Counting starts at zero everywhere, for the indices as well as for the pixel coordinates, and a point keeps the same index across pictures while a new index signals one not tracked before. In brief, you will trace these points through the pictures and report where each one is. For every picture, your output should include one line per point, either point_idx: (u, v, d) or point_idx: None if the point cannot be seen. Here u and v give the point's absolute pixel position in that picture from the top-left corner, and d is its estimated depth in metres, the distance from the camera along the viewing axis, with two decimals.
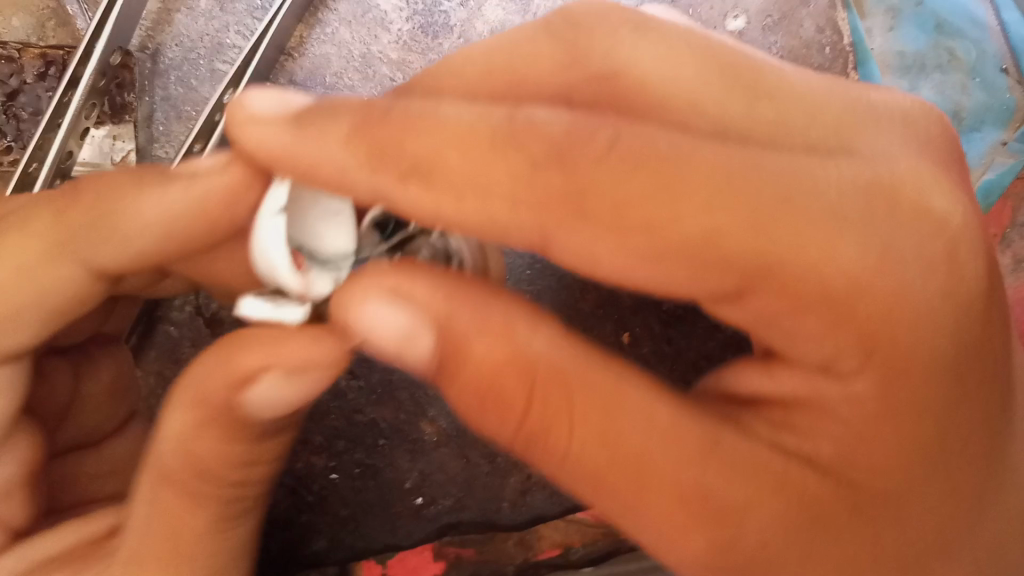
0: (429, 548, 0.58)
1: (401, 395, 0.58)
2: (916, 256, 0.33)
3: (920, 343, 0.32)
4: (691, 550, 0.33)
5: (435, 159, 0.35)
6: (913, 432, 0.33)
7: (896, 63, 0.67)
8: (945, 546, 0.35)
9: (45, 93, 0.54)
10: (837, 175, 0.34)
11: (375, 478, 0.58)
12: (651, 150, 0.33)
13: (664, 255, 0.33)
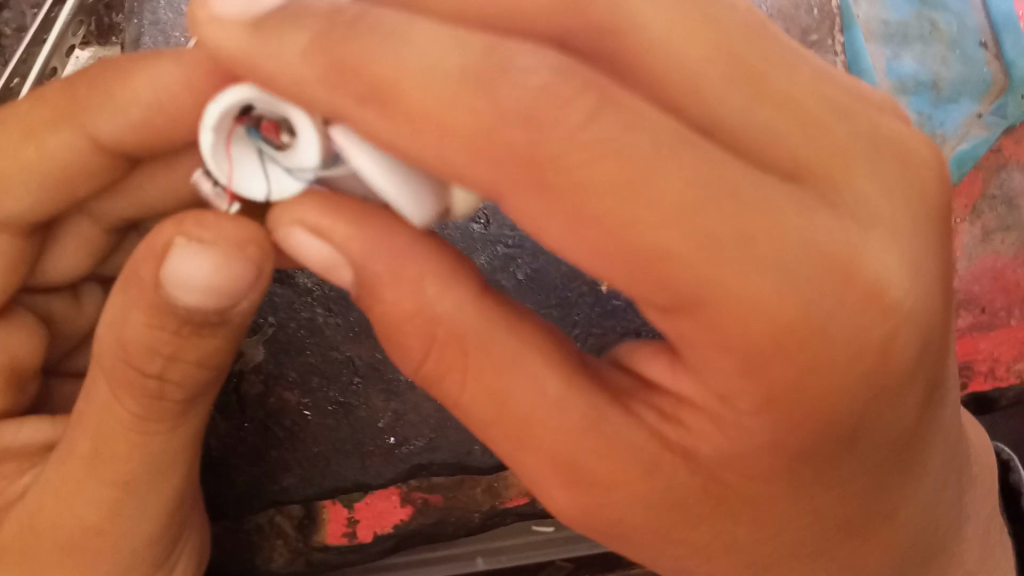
0: (397, 495, 0.63)
1: (377, 335, 0.59)
2: (848, 329, 0.28)
3: (831, 397, 0.29)
4: (559, 507, 0.33)
5: (393, 88, 0.28)
6: (797, 464, 0.31)
7: (880, 31, 0.66)
8: (811, 553, 0.35)
9: (29, 10, 0.53)
10: (817, 210, 0.29)
11: (347, 417, 0.59)
12: (621, 136, 0.27)
13: (614, 250, 0.27)
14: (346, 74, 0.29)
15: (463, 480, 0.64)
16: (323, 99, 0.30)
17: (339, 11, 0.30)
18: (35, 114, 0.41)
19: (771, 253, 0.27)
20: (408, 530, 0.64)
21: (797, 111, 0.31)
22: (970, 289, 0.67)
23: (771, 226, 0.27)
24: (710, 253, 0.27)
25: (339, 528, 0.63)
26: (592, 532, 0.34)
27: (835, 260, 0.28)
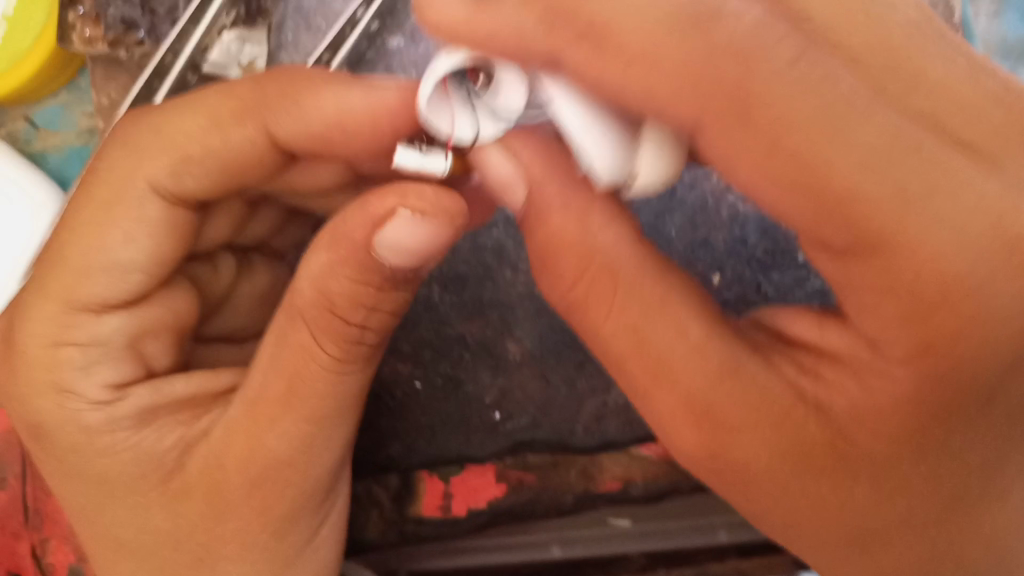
0: (492, 472, 0.61)
1: (490, 313, 0.63)
2: (1017, 291, 0.31)
3: (983, 350, 0.32)
4: (684, 445, 0.36)
5: (609, 24, 0.33)
6: (929, 420, 0.33)
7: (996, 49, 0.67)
8: (919, 529, 0.36)
9: None
10: (984, 175, 0.33)
11: (456, 390, 0.62)
12: (813, 91, 0.32)
13: (799, 184, 0.32)
14: (568, 11, 0.34)
15: (559, 462, 0.61)
16: (542, 42, 0.34)
17: None
18: (213, 105, 0.44)
19: (937, 206, 0.31)
20: (501, 510, 0.60)
21: (950, 103, 0.35)
22: None
23: (941, 185, 0.31)
24: (893, 204, 0.31)
25: (434, 501, 0.61)
26: (714, 479, 0.37)
27: (998, 221, 0.31)
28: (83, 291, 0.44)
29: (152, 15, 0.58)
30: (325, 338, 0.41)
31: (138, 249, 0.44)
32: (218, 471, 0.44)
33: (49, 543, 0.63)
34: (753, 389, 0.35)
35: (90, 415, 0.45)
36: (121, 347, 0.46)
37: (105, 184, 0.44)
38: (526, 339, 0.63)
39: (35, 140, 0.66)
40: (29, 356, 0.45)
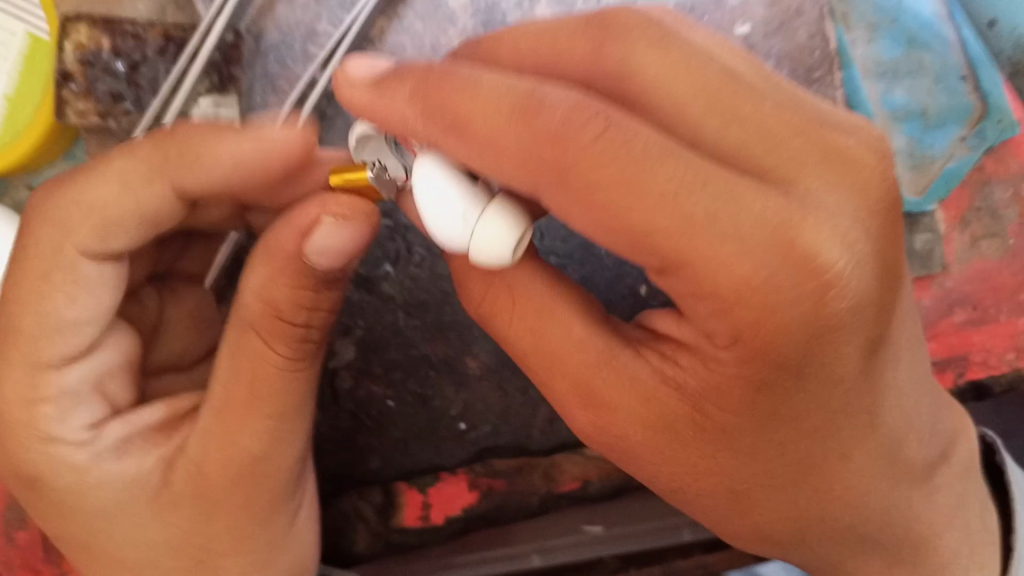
0: (465, 481, 0.71)
1: (450, 334, 0.69)
2: (793, 286, 0.38)
3: (779, 335, 0.39)
4: (576, 416, 0.46)
5: (465, 118, 0.41)
6: (756, 393, 0.42)
7: (873, 72, 0.68)
8: (771, 468, 0.45)
9: (163, 68, 0.66)
10: (770, 194, 0.39)
11: (424, 406, 0.69)
12: (628, 148, 0.38)
13: (617, 230, 0.38)
14: (437, 108, 0.41)
15: (523, 466, 0.71)
16: (420, 130, 0.42)
17: (430, 70, 0.43)
18: (133, 168, 0.48)
19: (730, 228, 0.38)
20: (475, 513, 0.71)
21: (763, 130, 0.42)
22: (962, 290, 0.69)
23: (732, 211, 0.38)
24: (678, 232, 0.37)
25: (415, 512, 0.70)
26: (608, 443, 0.47)
27: (786, 230, 0.38)
28: (41, 351, 0.48)
29: (136, 89, 0.66)
30: (278, 343, 0.47)
31: (82, 305, 0.49)
32: (202, 478, 0.50)
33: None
34: (625, 373, 0.44)
35: (77, 454, 0.49)
36: (84, 391, 0.50)
37: (38, 255, 0.48)
38: (483, 354, 0.70)
39: None
40: (6, 417, 0.49)
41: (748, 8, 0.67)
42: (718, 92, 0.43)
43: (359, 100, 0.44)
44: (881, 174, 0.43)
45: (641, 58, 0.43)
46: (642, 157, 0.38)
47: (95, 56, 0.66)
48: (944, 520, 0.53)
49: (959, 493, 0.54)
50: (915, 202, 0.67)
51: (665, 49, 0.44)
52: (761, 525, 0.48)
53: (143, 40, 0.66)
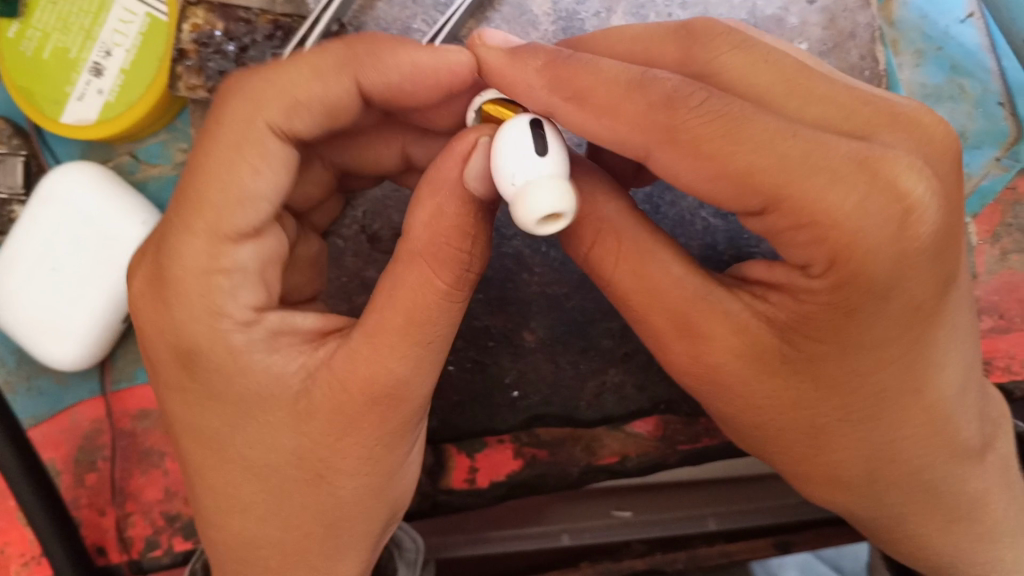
0: (512, 449, 0.76)
1: (511, 308, 0.76)
2: (877, 214, 0.44)
3: (869, 261, 0.45)
4: (676, 354, 0.52)
5: (587, 90, 0.49)
6: (843, 322, 0.47)
7: (918, 93, 0.74)
8: (852, 403, 0.51)
9: (270, 50, 0.73)
10: (845, 141, 0.46)
11: (482, 372, 0.76)
12: (727, 113, 0.46)
13: (721, 176, 0.46)
14: (562, 81, 0.50)
15: (568, 437, 0.77)
16: (543, 99, 0.50)
17: (558, 52, 0.51)
18: (321, 58, 0.55)
19: (819, 162, 0.45)
20: (517, 480, 0.76)
21: (838, 106, 0.51)
22: (989, 299, 0.74)
23: (817, 150, 0.45)
24: (777, 170, 0.45)
25: (462, 475, 0.76)
26: (699, 380, 0.53)
27: (869, 162, 0.45)
28: (228, 222, 0.52)
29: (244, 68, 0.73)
30: (443, 270, 0.51)
31: (262, 179, 0.53)
32: (362, 427, 0.53)
33: (132, 517, 0.79)
34: (718, 307, 0.50)
35: (235, 337, 0.53)
36: (252, 271, 0.54)
37: (228, 128, 0.53)
38: (540, 329, 0.76)
39: (136, 170, 0.81)
40: (185, 288, 0.52)
41: (804, 30, 0.71)
42: (793, 78, 0.52)
43: (492, 62, 0.52)
44: (940, 133, 0.51)
45: (724, 60, 0.53)
46: (741, 113, 0.46)
47: (209, 36, 0.73)
48: (998, 483, 0.58)
49: (1007, 455, 0.59)
50: None
51: (745, 48, 0.53)
52: (835, 466, 0.53)
53: (253, 25, 0.73)
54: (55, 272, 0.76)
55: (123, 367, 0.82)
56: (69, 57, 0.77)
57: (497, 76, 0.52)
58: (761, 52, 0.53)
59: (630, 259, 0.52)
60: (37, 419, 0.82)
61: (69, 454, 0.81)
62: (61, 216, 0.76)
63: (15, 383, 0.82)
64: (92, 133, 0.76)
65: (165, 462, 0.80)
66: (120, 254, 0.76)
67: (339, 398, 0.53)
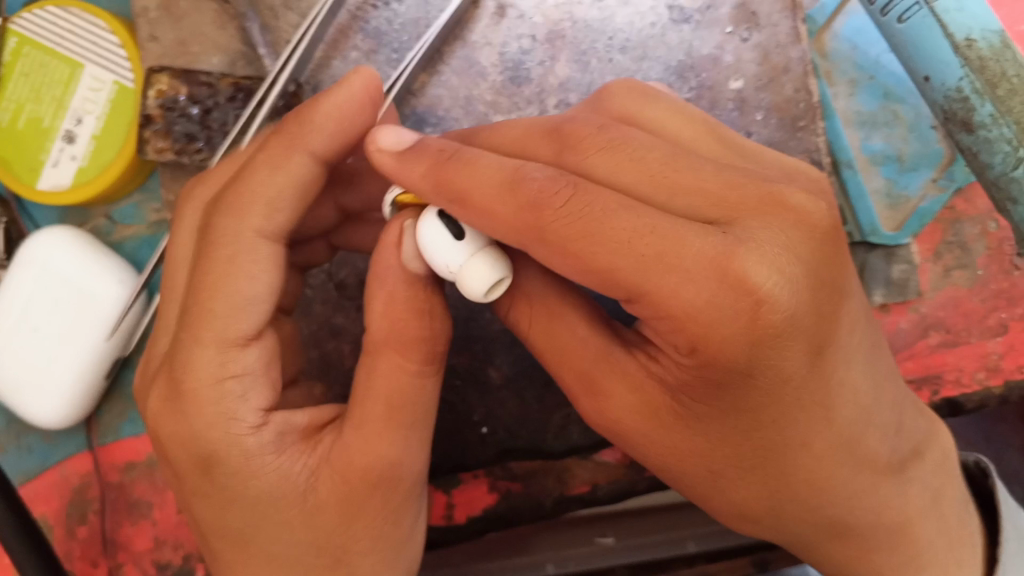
0: (486, 484, 0.79)
1: (476, 346, 0.79)
2: (728, 309, 0.46)
3: (724, 349, 0.48)
4: (589, 406, 0.57)
5: (466, 193, 0.51)
6: (714, 390, 0.51)
7: (853, 122, 0.78)
8: (740, 457, 0.54)
9: (233, 113, 0.76)
10: (707, 234, 0.47)
11: (451, 410, 0.78)
12: (587, 209, 0.48)
13: (594, 271, 0.48)
14: (443, 183, 0.52)
15: (539, 469, 0.79)
16: (434, 200, 0.53)
17: (444, 151, 0.53)
18: (270, 153, 0.58)
19: (674, 262, 0.46)
20: (493, 513, 0.79)
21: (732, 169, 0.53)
22: (935, 315, 0.77)
23: (672, 247, 0.46)
24: (634, 270, 0.46)
25: (439, 511, 0.79)
26: (608, 427, 0.58)
27: (722, 261, 0.46)
28: (231, 329, 0.55)
29: (209, 130, 0.76)
30: (410, 353, 0.55)
31: (256, 278, 0.56)
32: (333, 473, 0.55)
33: (123, 567, 0.82)
34: (618, 368, 0.55)
35: (239, 429, 0.54)
36: (261, 374, 0.56)
37: (212, 249, 0.56)
38: (504, 365, 0.79)
39: (113, 232, 0.84)
40: (197, 396, 0.54)
41: (740, 66, 0.75)
42: (659, 173, 0.51)
43: (387, 165, 0.54)
44: (810, 204, 0.51)
45: (593, 158, 0.53)
46: (598, 212, 0.48)
47: (174, 101, 0.75)
48: (917, 510, 0.60)
49: (930, 484, 0.62)
50: (892, 235, 0.76)
51: (615, 147, 0.53)
52: (738, 504, 0.57)
53: (216, 88, 0.76)
54: (36, 331, 0.79)
55: (109, 421, 0.85)
56: (43, 126, 0.80)
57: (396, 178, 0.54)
58: (633, 150, 0.52)
59: (543, 317, 0.57)
60: (27, 475, 0.84)
61: (59, 510, 0.84)
62: (41, 278, 0.79)
63: (5, 442, 0.85)
64: (69, 198, 0.79)
65: (153, 511, 0.83)
66: (96, 312, 0.79)
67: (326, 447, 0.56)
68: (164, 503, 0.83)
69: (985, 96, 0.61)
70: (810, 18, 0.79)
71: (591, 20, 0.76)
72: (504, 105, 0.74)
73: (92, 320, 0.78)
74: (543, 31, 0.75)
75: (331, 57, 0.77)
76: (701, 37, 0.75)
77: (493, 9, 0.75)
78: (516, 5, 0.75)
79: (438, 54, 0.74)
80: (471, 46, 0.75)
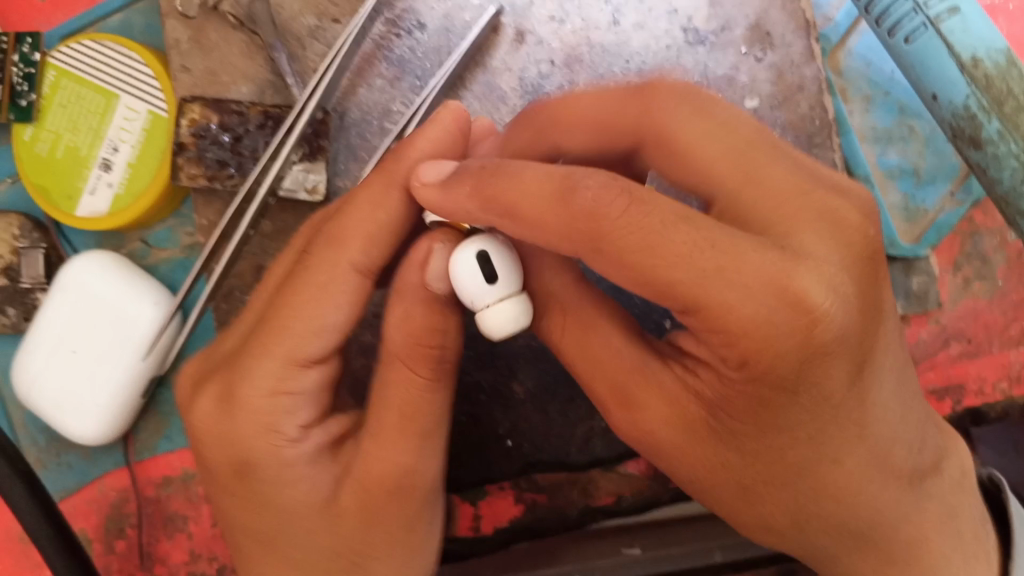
0: (512, 495, 0.83)
1: (499, 363, 0.80)
2: (786, 326, 0.48)
3: (775, 364, 0.49)
4: (618, 420, 0.58)
5: (518, 209, 0.50)
6: (762, 405, 0.52)
7: (868, 138, 0.79)
8: (773, 473, 0.55)
9: (262, 140, 0.78)
10: (766, 248, 0.48)
11: (476, 425, 0.80)
12: (645, 225, 0.47)
13: (652, 283, 0.47)
14: (491, 200, 0.51)
15: (563, 482, 0.83)
16: (482, 219, 0.52)
17: (483, 169, 0.52)
18: (370, 190, 0.58)
19: (736, 275, 0.47)
20: (519, 524, 0.82)
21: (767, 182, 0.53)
22: (956, 325, 0.78)
23: (734, 262, 0.47)
24: (696, 283, 0.47)
25: (467, 522, 0.83)
26: (637, 442, 0.58)
27: (783, 280, 0.48)
28: (299, 351, 0.56)
29: (240, 157, 0.78)
30: (420, 367, 0.56)
31: (334, 300, 0.57)
32: (362, 491, 0.57)
33: None
34: (655, 380, 0.56)
35: (265, 441, 0.57)
36: (312, 395, 0.58)
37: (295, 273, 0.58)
38: (527, 381, 0.80)
39: (148, 255, 0.87)
40: (252, 403, 0.56)
41: (755, 86, 0.76)
42: (744, 152, 0.55)
43: (428, 198, 0.54)
44: (858, 223, 0.53)
45: (680, 118, 0.56)
46: (658, 229, 0.47)
47: (206, 129, 0.78)
48: (938, 532, 0.60)
49: (957, 503, 0.63)
50: (911, 248, 0.77)
51: (703, 114, 0.56)
52: (765, 519, 0.58)
53: (245, 116, 0.79)
54: (75, 353, 0.82)
55: (146, 439, 0.87)
56: (80, 155, 0.83)
57: (436, 211, 0.54)
58: (721, 120, 0.56)
59: (575, 328, 0.58)
60: (67, 491, 0.87)
61: (99, 525, 0.86)
62: (78, 301, 0.82)
63: (46, 459, 0.87)
64: (105, 223, 0.82)
65: (188, 525, 0.86)
66: (130, 334, 0.81)
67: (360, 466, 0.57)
68: (199, 517, 0.86)
69: (992, 113, 0.62)
70: (824, 37, 0.79)
71: (608, 44, 0.77)
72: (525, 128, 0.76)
73: (127, 342, 0.81)
74: (561, 56, 0.77)
75: (358, 85, 0.79)
76: (716, 58, 0.77)
77: (512, 35, 0.77)
78: (534, 31, 0.77)
79: (460, 80, 0.76)
80: (491, 71, 0.76)
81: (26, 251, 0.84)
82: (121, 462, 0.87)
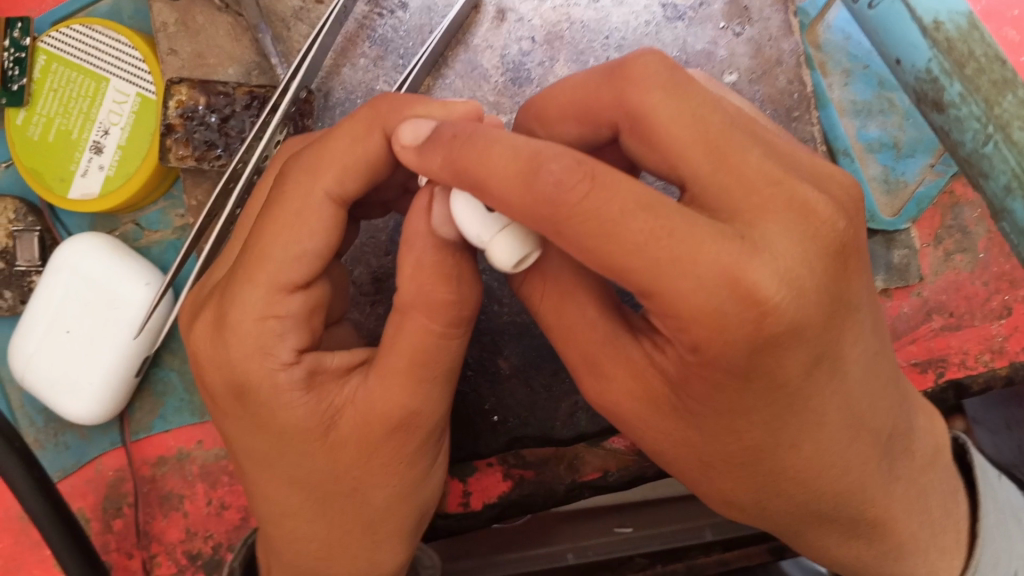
0: (500, 471, 0.83)
1: (484, 338, 0.80)
2: (738, 319, 0.47)
3: (725, 354, 0.48)
4: (587, 388, 0.59)
5: (488, 183, 0.48)
6: (716, 391, 0.51)
7: (848, 111, 0.79)
8: (731, 452, 0.55)
9: (249, 119, 0.79)
10: (724, 243, 0.46)
11: (461, 401, 0.80)
12: (598, 216, 0.46)
13: (613, 268, 0.46)
14: (462, 173, 0.49)
15: (551, 457, 0.83)
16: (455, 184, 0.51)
17: (457, 135, 0.50)
18: (352, 123, 0.57)
19: (691, 263, 0.45)
20: (507, 499, 0.82)
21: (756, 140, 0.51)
22: (938, 299, 0.79)
23: (691, 252, 0.45)
24: (649, 271, 0.45)
25: (456, 499, 0.82)
26: (605, 410, 0.59)
27: (734, 273, 0.46)
28: (284, 276, 0.56)
29: (227, 137, 0.79)
30: (437, 315, 0.55)
31: (304, 257, 0.56)
32: (336, 452, 0.58)
33: (156, 557, 0.86)
34: (622, 355, 0.56)
35: (244, 406, 0.58)
36: (303, 319, 0.57)
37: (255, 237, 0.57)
38: (512, 355, 0.81)
39: (140, 237, 0.88)
40: (240, 329, 0.56)
41: (734, 60, 0.77)
42: (732, 110, 0.53)
43: (409, 163, 0.53)
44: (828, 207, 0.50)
45: (653, 104, 0.50)
46: (613, 218, 0.46)
47: (193, 110, 0.78)
48: (899, 508, 0.62)
49: (920, 481, 0.63)
50: (891, 221, 0.78)
51: (678, 96, 0.51)
52: (725, 492, 0.59)
53: (232, 97, 0.79)
54: (69, 333, 0.83)
55: (140, 418, 0.88)
56: (72, 138, 0.85)
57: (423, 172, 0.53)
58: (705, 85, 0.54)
59: (555, 295, 0.57)
60: (66, 471, 0.88)
61: (96, 504, 0.88)
62: (72, 282, 0.83)
63: (43, 439, 0.88)
64: (98, 206, 0.83)
65: (184, 504, 0.87)
66: (122, 315, 0.82)
67: (337, 437, 0.57)
68: (194, 496, 0.87)
69: (953, 75, 0.62)
70: (802, 10, 0.80)
71: (588, 20, 0.78)
72: (507, 105, 0.76)
73: (118, 323, 0.82)
74: (541, 33, 0.78)
75: (341, 65, 0.80)
76: (694, 33, 0.78)
77: (493, 13, 0.77)
78: (515, 9, 0.78)
79: (442, 58, 0.77)
80: (473, 49, 0.77)
81: (22, 234, 0.86)
82: (116, 440, 0.88)
